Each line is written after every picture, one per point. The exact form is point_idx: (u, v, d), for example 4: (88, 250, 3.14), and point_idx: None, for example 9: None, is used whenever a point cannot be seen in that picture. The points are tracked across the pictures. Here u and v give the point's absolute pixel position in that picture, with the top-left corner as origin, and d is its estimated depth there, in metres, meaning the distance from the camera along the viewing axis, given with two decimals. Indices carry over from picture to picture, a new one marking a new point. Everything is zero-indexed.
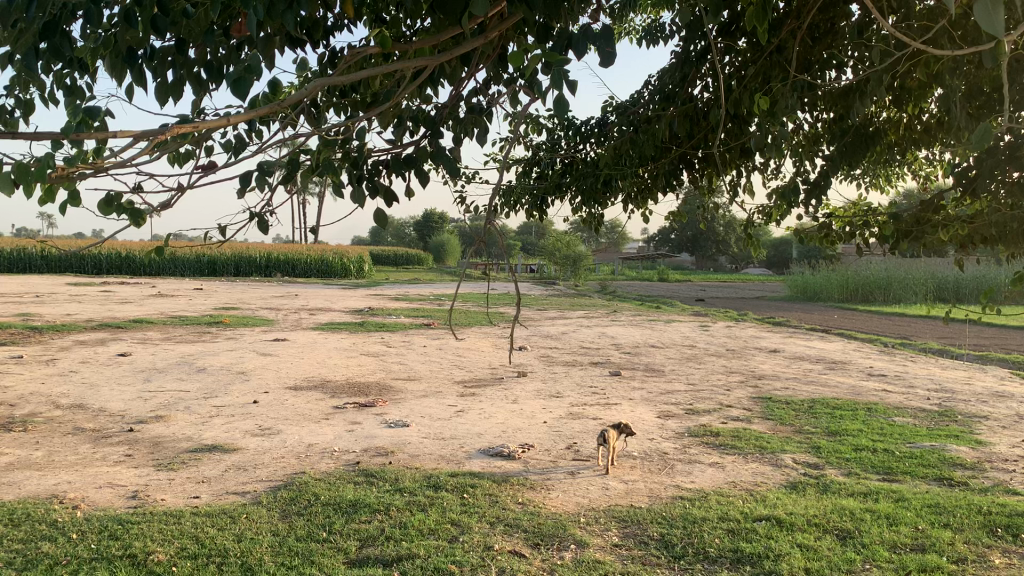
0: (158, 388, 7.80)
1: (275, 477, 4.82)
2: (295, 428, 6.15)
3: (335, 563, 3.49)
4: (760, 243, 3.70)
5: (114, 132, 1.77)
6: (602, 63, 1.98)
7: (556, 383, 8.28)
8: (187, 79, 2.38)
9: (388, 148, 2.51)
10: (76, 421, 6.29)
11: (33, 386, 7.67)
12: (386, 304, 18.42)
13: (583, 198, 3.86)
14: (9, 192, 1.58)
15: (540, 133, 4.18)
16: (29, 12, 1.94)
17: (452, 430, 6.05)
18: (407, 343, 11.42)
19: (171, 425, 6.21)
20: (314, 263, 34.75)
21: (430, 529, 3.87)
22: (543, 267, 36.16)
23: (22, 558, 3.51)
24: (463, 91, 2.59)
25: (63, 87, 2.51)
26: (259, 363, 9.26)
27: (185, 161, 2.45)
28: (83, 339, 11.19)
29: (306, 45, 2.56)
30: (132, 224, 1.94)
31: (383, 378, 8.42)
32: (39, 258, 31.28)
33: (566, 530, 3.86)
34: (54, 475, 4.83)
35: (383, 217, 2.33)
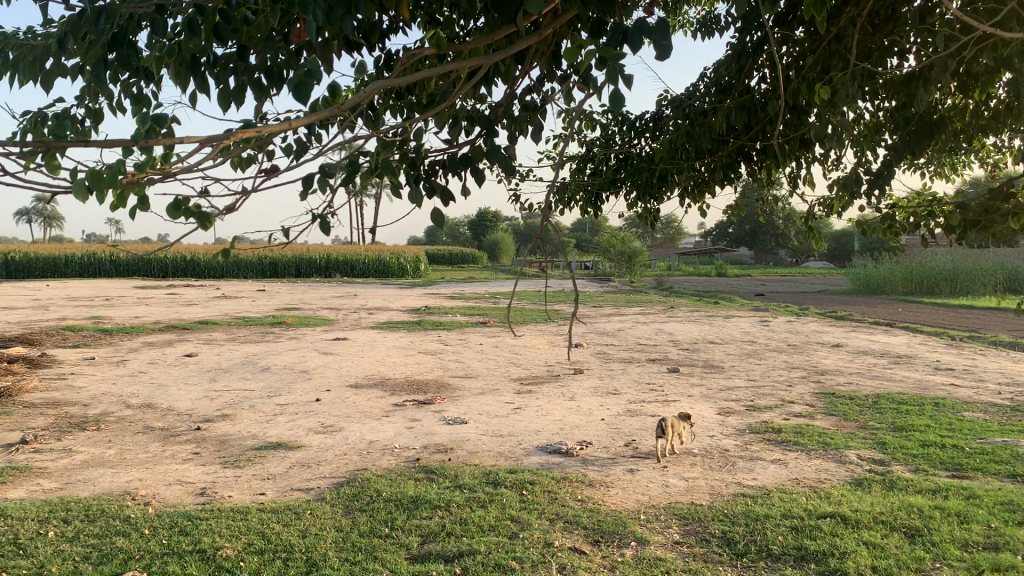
0: (224, 386, 8.00)
1: (338, 473, 4.91)
2: (356, 425, 6.25)
3: (397, 558, 3.54)
4: (821, 236, 3.63)
5: (181, 138, 1.82)
6: (658, 56, 1.97)
7: (614, 380, 8.24)
8: (249, 85, 2.44)
9: (444, 148, 2.54)
10: (146, 420, 6.49)
11: (105, 387, 7.93)
12: (443, 303, 18.56)
13: (639, 193, 3.84)
14: (84, 198, 1.63)
15: (594, 128, 4.17)
16: (99, 25, 2.01)
17: (510, 427, 6.08)
18: (464, 341, 11.49)
19: (236, 423, 6.37)
20: (372, 263, 35.20)
21: (490, 525, 3.90)
22: (598, 264, 36.03)
23: (98, 553, 3.64)
24: (518, 89, 2.60)
25: (130, 96, 2.59)
26: (320, 363, 9.42)
27: (248, 166, 2.51)
28: (152, 340, 11.53)
29: (363, 49, 2.60)
30: (199, 227, 1.99)
31: (442, 376, 8.50)
32: (109, 263, 32.33)
33: (626, 527, 3.85)
34: (127, 473, 4.99)
35: (441, 216, 2.36)
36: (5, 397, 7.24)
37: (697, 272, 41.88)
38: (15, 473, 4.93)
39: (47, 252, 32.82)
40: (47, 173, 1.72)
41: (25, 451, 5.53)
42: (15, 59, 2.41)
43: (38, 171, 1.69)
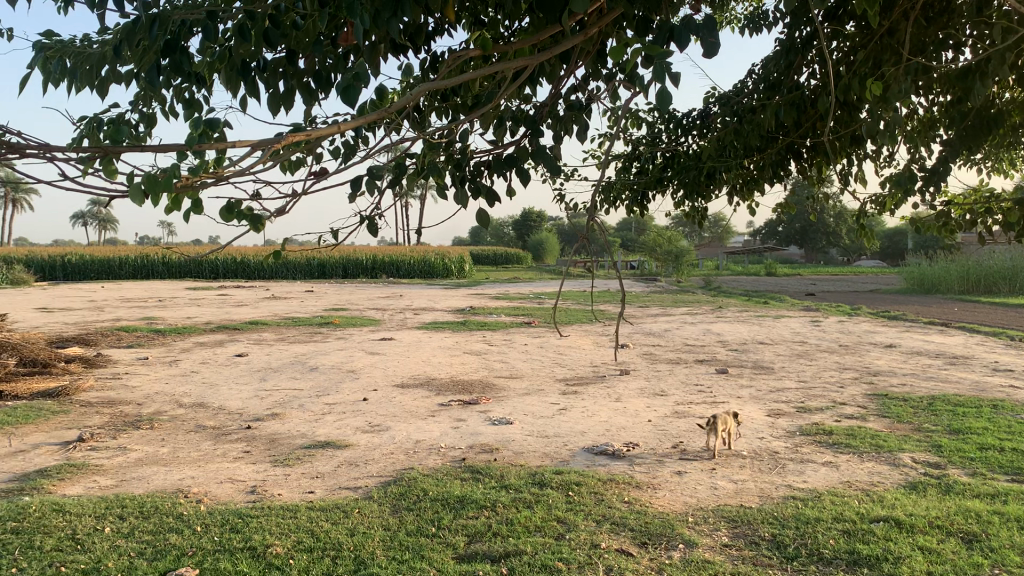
0: (273, 386, 8.12)
1: (385, 472, 4.95)
2: (403, 425, 6.29)
3: (444, 558, 3.55)
4: (873, 234, 3.55)
5: (233, 142, 1.84)
6: (706, 53, 1.94)
7: (660, 381, 8.17)
8: (297, 89, 2.47)
9: (489, 149, 2.55)
10: (198, 419, 6.61)
11: (158, 386, 8.10)
12: (488, 304, 18.59)
13: (686, 192, 3.80)
14: (140, 201, 1.66)
15: (640, 126, 4.15)
16: (153, 32, 2.05)
17: (555, 428, 6.07)
18: (509, 342, 11.51)
19: (285, 422, 6.46)
20: (417, 263, 35.42)
21: (536, 526, 3.89)
22: (644, 263, 35.80)
23: (152, 549, 3.72)
24: (562, 89, 2.59)
25: (182, 101, 2.63)
26: (367, 362, 9.49)
27: (298, 169, 2.54)
28: (204, 341, 11.74)
29: (409, 51, 2.61)
30: (251, 229, 2.01)
31: (487, 377, 8.52)
32: (161, 265, 33.03)
33: (674, 529, 3.81)
34: (179, 471, 5.09)
35: (486, 216, 2.36)
36: (63, 396, 7.44)
37: (744, 271, 41.35)
38: (73, 470, 5.06)
39: (102, 254, 33.66)
40: (104, 178, 1.75)
41: (82, 448, 5.67)
42: (71, 67, 2.47)
43: (96, 176, 1.73)
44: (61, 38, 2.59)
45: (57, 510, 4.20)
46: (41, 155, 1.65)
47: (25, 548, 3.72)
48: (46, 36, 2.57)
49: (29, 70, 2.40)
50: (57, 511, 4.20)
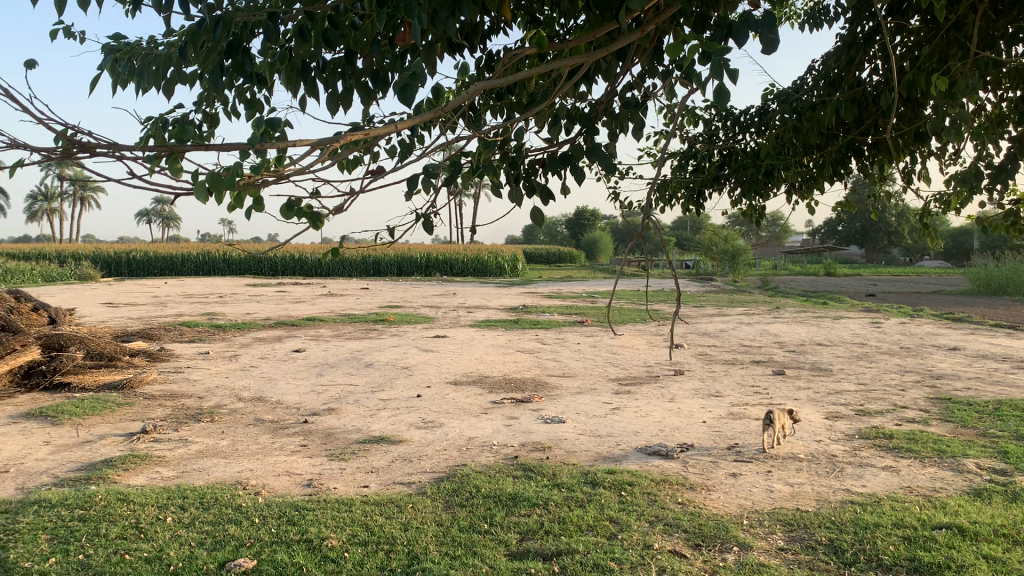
0: (329, 381, 8.25)
1: (438, 468, 4.99)
2: (456, 422, 6.33)
3: (497, 554, 3.56)
4: (937, 233, 3.47)
5: (293, 141, 1.88)
6: (765, 50, 1.92)
7: (715, 382, 8.08)
8: (355, 89, 2.50)
9: (544, 147, 2.56)
10: (257, 413, 6.75)
11: (218, 380, 8.28)
12: (541, 302, 18.59)
13: (744, 190, 3.75)
14: (204, 199, 1.71)
15: (697, 124, 4.11)
16: (216, 33, 2.10)
17: (608, 427, 6.05)
18: (562, 340, 11.49)
19: (341, 417, 6.55)
20: (471, 261, 35.59)
21: (588, 525, 3.88)
22: (699, 263, 35.43)
23: (212, 539, 3.81)
24: (617, 86, 2.58)
25: (244, 101, 2.68)
26: (421, 359, 9.58)
27: (355, 168, 2.58)
28: (262, 336, 11.97)
29: (465, 50, 2.63)
30: (311, 227, 2.05)
31: (539, 375, 8.54)
32: (222, 261, 33.77)
33: (728, 532, 3.77)
34: (238, 463, 5.20)
35: (541, 214, 2.37)
36: (127, 389, 7.66)
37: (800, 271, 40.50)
38: (137, 461, 5.21)
39: (166, 251, 34.60)
40: (170, 176, 1.80)
41: (145, 440, 5.83)
42: (138, 68, 2.54)
43: (162, 173, 1.78)
44: (128, 40, 2.66)
45: (122, 500, 4.33)
46: (110, 153, 1.71)
47: (91, 536, 3.85)
48: (114, 38, 2.65)
49: (99, 71, 2.48)
50: (121, 500, 4.33)
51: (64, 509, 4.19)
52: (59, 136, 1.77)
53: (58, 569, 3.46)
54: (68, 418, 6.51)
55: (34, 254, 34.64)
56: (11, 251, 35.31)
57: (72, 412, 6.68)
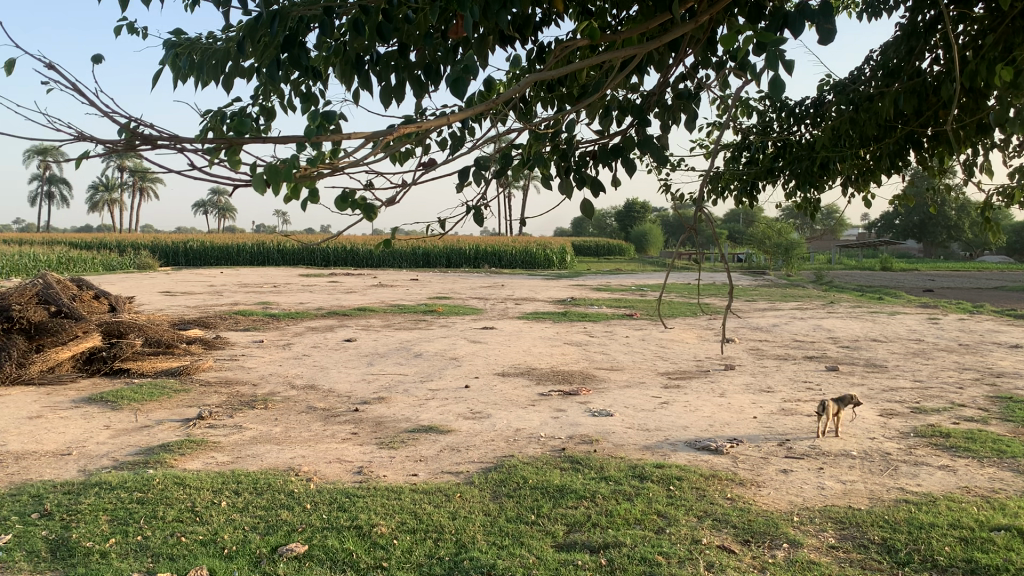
0: (379, 371, 8.34)
1: (486, 459, 5.02)
2: (504, 413, 6.37)
3: (543, 545, 3.58)
4: (999, 227, 3.37)
5: (348, 133, 1.92)
6: (822, 41, 1.89)
7: (767, 377, 7.97)
8: (408, 82, 2.53)
9: (595, 139, 2.55)
10: (309, 401, 6.87)
11: (272, 368, 8.44)
12: (590, 295, 18.56)
13: (798, 182, 3.70)
14: (263, 190, 1.74)
15: (750, 115, 4.05)
16: (273, 28, 2.14)
17: (657, 421, 6.01)
18: (610, 333, 11.45)
19: (391, 406, 6.63)
20: (520, 253, 35.62)
21: (636, 519, 3.88)
22: (752, 257, 35.00)
23: (265, 523, 3.89)
24: (671, 77, 2.57)
25: (300, 94, 2.73)
26: (469, 350, 9.63)
27: (407, 160, 2.61)
28: (314, 326, 12.18)
29: (517, 42, 2.63)
30: (365, 218, 2.10)
31: (587, 368, 8.53)
32: (276, 252, 34.33)
33: (778, 529, 3.73)
34: (290, 449, 5.30)
35: (591, 207, 2.37)
36: (184, 375, 7.85)
37: (853, 271, 35.38)
38: (193, 445, 5.34)
39: (222, 241, 35.31)
40: (229, 168, 1.84)
41: (201, 425, 5.98)
42: (198, 62, 2.60)
43: (221, 165, 1.82)
44: (188, 35, 2.74)
45: (178, 483, 4.44)
46: (171, 145, 1.75)
47: (149, 518, 3.96)
48: (175, 34, 2.72)
49: (161, 66, 2.54)
50: (178, 484, 4.45)
51: (123, 491, 4.32)
52: (123, 128, 1.82)
53: (118, 550, 3.57)
54: (127, 403, 6.71)
55: (95, 244, 35.68)
56: (74, 240, 36.36)
57: (131, 397, 6.87)
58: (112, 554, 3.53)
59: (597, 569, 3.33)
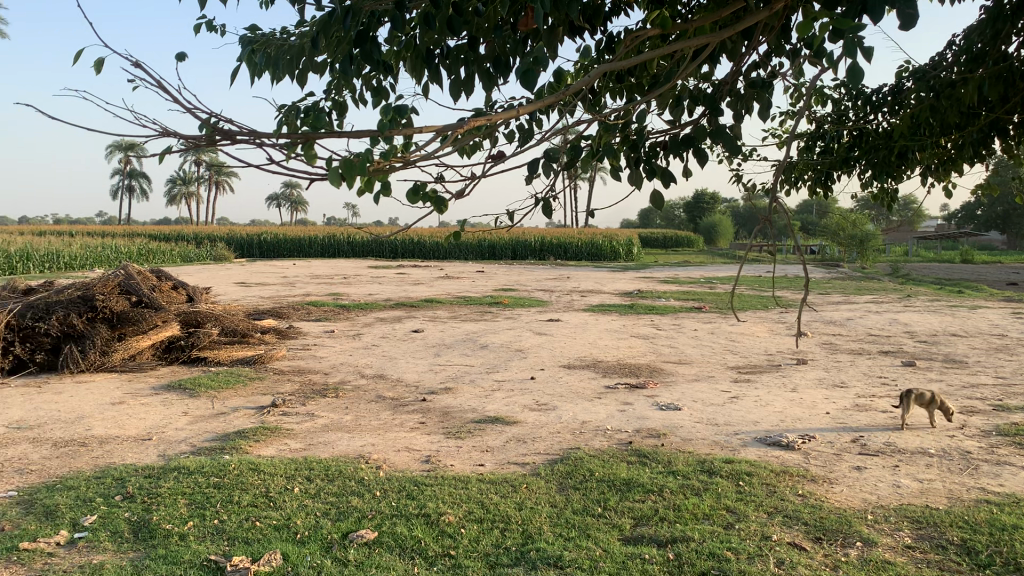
0: (447, 361, 8.43)
1: (553, 450, 5.03)
2: (570, 405, 6.37)
3: (610, 538, 3.57)
4: None
5: (419, 127, 1.95)
6: (902, 26, 1.84)
7: (841, 372, 7.79)
8: (477, 75, 2.54)
9: (665, 130, 2.53)
10: (379, 390, 6.99)
11: (343, 357, 8.61)
12: (657, 287, 18.46)
13: (875, 172, 3.60)
14: (338, 184, 1.79)
15: (826, 104, 3.95)
16: (345, 23, 2.17)
17: (726, 416, 5.94)
18: (679, 326, 11.33)
19: (457, 396, 6.70)
20: (586, 245, 35.50)
21: (704, 513, 3.84)
22: (825, 249, 34.26)
23: (337, 509, 3.98)
24: (744, 66, 2.53)
25: (370, 88, 2.77)
26: (535, 342, 9.65)
27: (476, 152, 2.63)
28: (382, 316, 12.35)
29: (586, 33, 2.62)
30: (435, 211, 2.14)
31: (654, 361, 8.47)
32: (346, 244, 34.92)
33: (852, 527, 3.65)
34: (360, 437, 5.40)
35: (660, 198, 2.35)
36: (258, 364, 8.06)
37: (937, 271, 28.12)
38: (267, 432, 5.47)
39: (293, 233, 36.08)
40: (305, 162, 1.89)
41: (275, 413, 6.13)
42: (273, 57, 2.66)
43: (297, 160, 1.86)
44: (263, 31, 2.82)
45: (253, 469, 4.57)
46: (250, 140, 1.80)
47: (225, 502, 4.07)
48: (251, 30, 2.79)
49: (238, 61, 2.62)
50: (253, 469, 4.57)
51: (200, 475, 4.47)
52: (204, 124, 1.87)
53: (196, 533, 3.70)
54: (204, 390, 6.92)
55: (173, 237, 36.86)
56: (152, 233, 37.58)
57: (208, 384, 7.08)
58: (191, 536, 3.65)
59: (665, 563, 3.31)
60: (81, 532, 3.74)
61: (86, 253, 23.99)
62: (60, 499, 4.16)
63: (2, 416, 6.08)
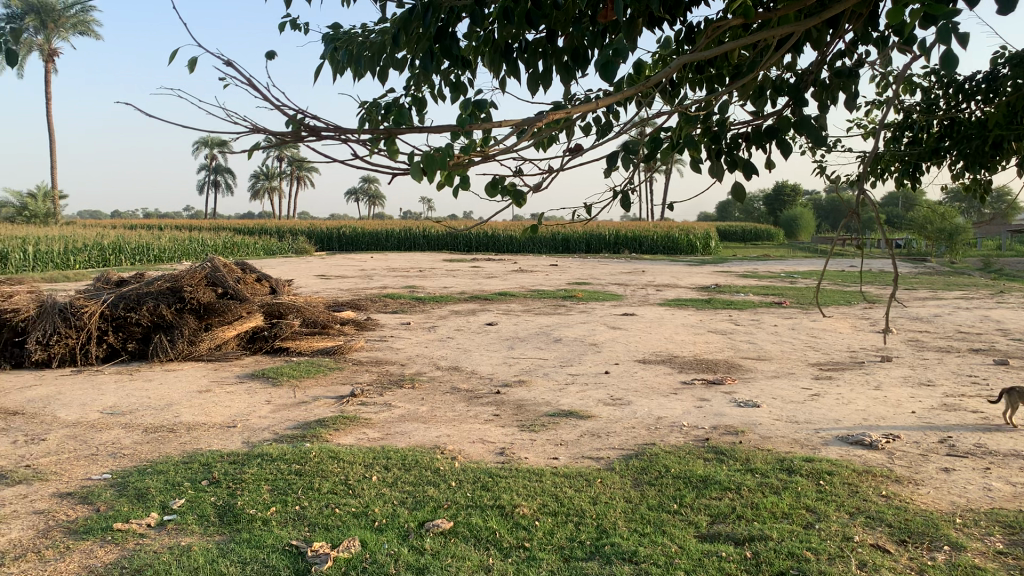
0: (521, 354, 8.47)
1: (627, 445, 5.01)
2: (645, 400, 6.33)
3: (686, 535, 3.54)
4: None
5: (498, 121, 1.97)
6: (1001, 12, 1.76)
7: (928, 370, 7.52)
8: (556, 69, 2.55)
9: (747, 121, 2.49)
10: (454, 381, 7.07)
11: (419, 349, 8.72)
12: (735, 281, 18.12)
13: (967, 163, 3.46)
14: (419, 178, 1.81)
15: (915, 93, 3.83)
16: (425, 18, 2.20)
17: (806, 413, 5.81)
18: (757, 322, 11.12)
19: (531, 389, 6.73)
20: (662, 238, 35.09)
21: (784, 512, 3.77)
22: (911, 243, 33.11)
23: (413, 498, 4.04)
24: (829, 55, 2.47)
25: (449, 84, 2.81)
26: (609, 336, 9.60)
27: (553, 146, 2.64)
28: (457, 309, 12.47)
29: (665, 24, 2.60)
30: (514, 204, 2.17)
31: (732, 357, 8.33)
32: (421, 237, 35.36)
33: (939, 530, 3.53)
34: (436, 428, 5.47)
35: (742, 191, 2.32)
36: (337, 354, 8.25)
37: None
38: (346, 422, 5.60)
39: (370, 227, 36.70)
40: (388, 157, 1.92)
41: (354, 402, 6.26)
42: (354, 55, 2.72)
43: (380, 155, 1.90)
44: (345, 29, 2.88)
45: (333, 457, 4.68)
46: (335, 136, 1.84)
47: (306, 489, 4.18)
48: (334, 29, 2.87)
49: (320, 59, 2.69)
50: (332, 457, 4.68)
51: (283, 462, 4.60)
52: (291, 120, 1.92)
53: (279, 518, 3.80)
54: (286, 379, 7.11)
55: (256, 231, 38.00)
56: (236, 227, 38.76)
57: (290, 374, 7.27)
58: (273, 521, 3.76)
59: (742, 561, 3.26)
60: (170, 514, 3.89)
61: (174, 247, 24.92)
62: (150, 483, 4.33)
63: (98, 402, 6.37)
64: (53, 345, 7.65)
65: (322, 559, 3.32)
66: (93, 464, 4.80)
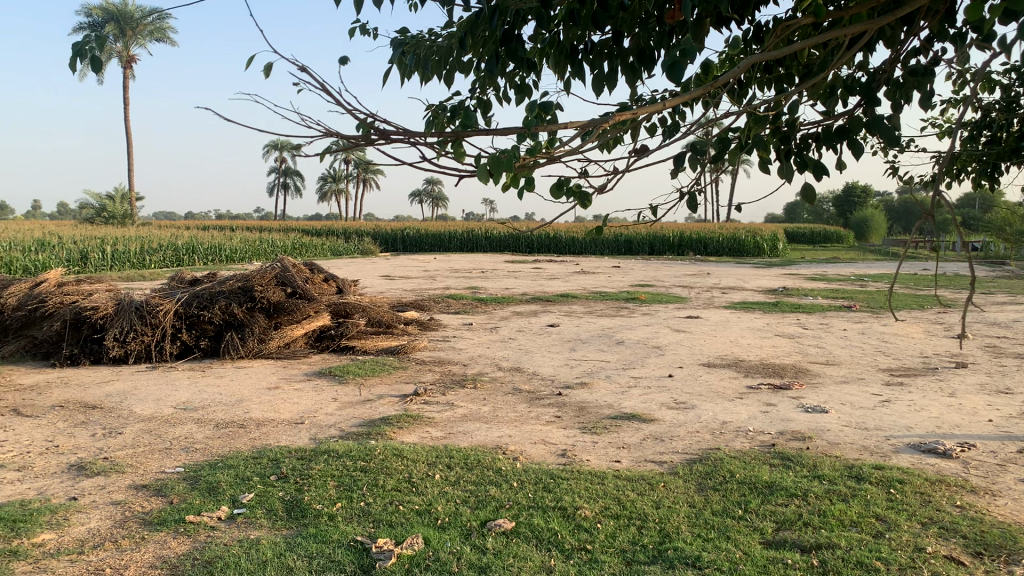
0: (583, 356, 8.45)
1: (691, 449, 4.96)
2: (709, 404, 6.26)
3: (751, 541, 3.50)
4: None
5: (564, 123, 1.98)
6: None
7: (1007, 378, 7.25)
8: (621, 70, 2.55)
9: (818, 121, 2.45)
10: (516, 382, 7.09)
11: (481, 350, 8.77)
12: (803, 284, 17.71)
13: None
14: (486, 179, 1.84)
15: (994, 90, 3.70)
16: (492, 22, 2.23)
17: (876, 419, 5.68)
18: (826, 326, 10.87)
19: (594, 391, 6.72)
20: (727, 240, 34.51)
21: (852, 520, 3.69)
22: (990, 246, 31.87)
23: (475, 498, 4.07)
24: (903, 52, 2.41)
25: (514, 85, 2.82)
26: (673, 339, 9.51)
27: (619, 146, 2.64)
28: (519, 310, 12.48)
29: (733, 23, 2.58)
30: (579, 205, 2.17)
31: (799, 361, 8.17)
32: (484, 238, 35.48)
33: (1017, 543, 3.42)
34: (498, 428, 5.50)
35: (812, 191, 2.28)
36: (401, 354, 8.35)
37: None
38: (410, 420, 5.67)
39: (434, 229, 36.99)
40: (455, 159, 1.95)
41: (417, 401, 6.34)
42: (421, 59, 2.76)
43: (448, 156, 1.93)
44: (412, 33, 2.92)
45: (396, 454, 4.75)
46: (405, 139, 1.87)
47: (371, 486, 4.25)
48: (402, 33, 2.91)
49: (389, 63, 2.74)
50: (396, 455, 4.75)
51: (349, 459, 4.68)
52: (361, 124, 1.96)
53: (344, 514, 3.87)
54: (352, 377, 7.24)
55: (324, 232, 38.66)
56: (304, 228, 39.50)
57: (356, 372, 7.40)
58: (339, 517, 3.84)
59: (808, 569, 3.20)
60: (240, 508, 4.00)
61: (244, 247, 25.51)
62: (221, 477, 4.46)
63: (171, 398, 6.58)
64: (130, 342, 7.92)
65: (386, 555, 3.37)
66: (166, 457, 4.96)
